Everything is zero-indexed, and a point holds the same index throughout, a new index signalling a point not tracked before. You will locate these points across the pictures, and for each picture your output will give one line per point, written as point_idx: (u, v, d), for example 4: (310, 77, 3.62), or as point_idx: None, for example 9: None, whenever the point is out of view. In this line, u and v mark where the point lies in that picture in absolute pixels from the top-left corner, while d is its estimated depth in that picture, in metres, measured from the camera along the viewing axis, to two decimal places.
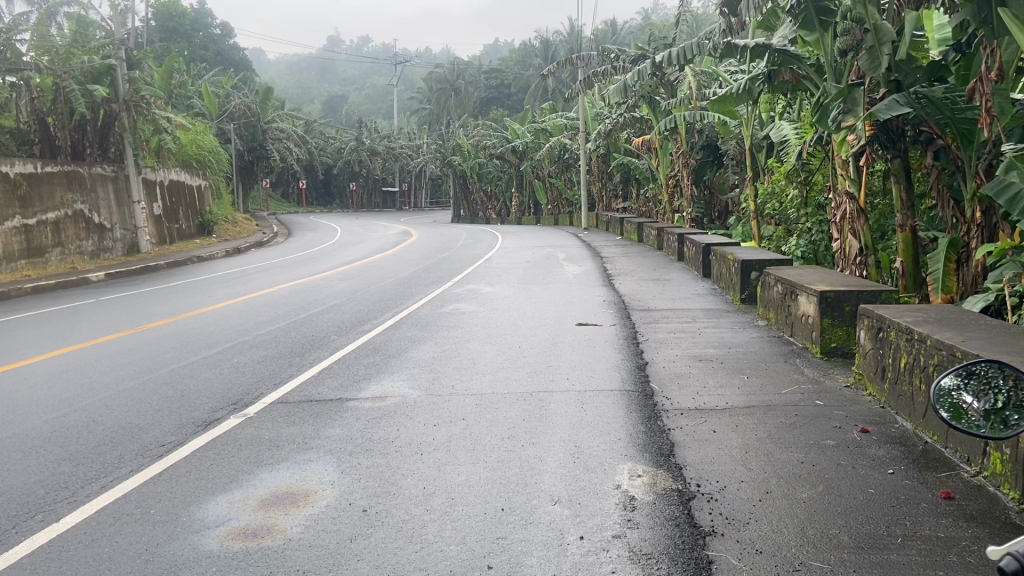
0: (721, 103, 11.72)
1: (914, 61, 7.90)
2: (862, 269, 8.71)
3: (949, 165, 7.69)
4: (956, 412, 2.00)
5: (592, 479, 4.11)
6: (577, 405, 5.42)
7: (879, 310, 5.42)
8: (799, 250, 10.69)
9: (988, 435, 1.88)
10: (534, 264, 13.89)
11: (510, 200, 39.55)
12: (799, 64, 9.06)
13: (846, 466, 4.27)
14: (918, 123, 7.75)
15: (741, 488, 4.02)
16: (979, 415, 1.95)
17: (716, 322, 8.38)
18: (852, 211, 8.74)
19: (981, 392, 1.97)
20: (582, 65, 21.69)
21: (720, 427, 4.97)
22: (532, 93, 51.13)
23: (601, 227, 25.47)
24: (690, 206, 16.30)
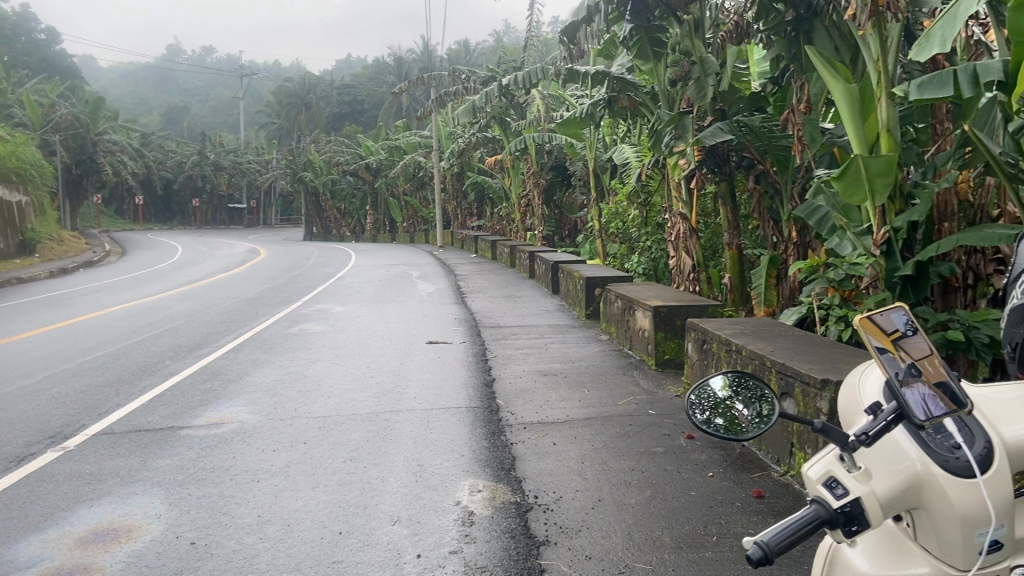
0: (567, 126, 12.19)
1: (736, 93, 8.58)
2: (695, 284, 9.45)
3: (768, 189, 8.39)
4: (730, 420, 1.90)
5: (433, 497, 4.17)
6: (422, 423, 5.47)
7: (703, 324, 5.83)
8: (640, 267, 11.32)
9: (749, 438, 1.81)
10: (386, 283, 13.83)
11: (364, 218, 39.16)
12: (636, 91, 9.66)
13: (672, 471, 4.57)
14: (741, 149, 8.40)
15: (575, 497, 4.21)
16: (747, 420, 1.86)
17: (561, 337, 8.68)
18: (685, 230, 9.40)
19: (748, 401, 1.90)
20: (434, 85, 21.91)
21: (560, 439, 5.16)
22: (387, 110, 51.03)
23: (455, 246, 25.72)
24: (541, 225, 16.83)
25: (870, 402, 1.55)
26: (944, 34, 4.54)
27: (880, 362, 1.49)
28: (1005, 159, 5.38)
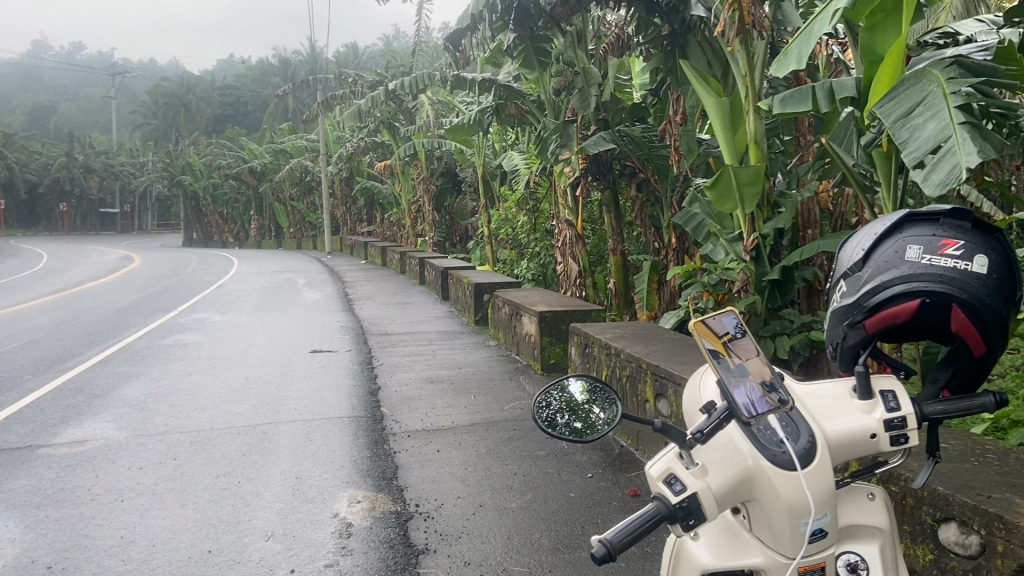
0: (455, 133, 12.22)
1: (618, 103, 8.83)
2: (581, 289, 9.66)
3: (649, 197, 8.69)
4: (588, 424, 1.91)
5: (310, 510, 4.07)
6: (303, 435, 5.34)
7: (586, 329, 5.96)
8: (529, 273, 11.48)
9: (598, 437, 1.84)
10: (270, 290, 13.43)
11: (250, 223, 37.95)
12: (522, 100, 9.80)
13: (553, 474, 4.64)
14: (623, 158, 8.65)
15: (456, 504, 4.21)
16: (601, 421, 1.89)
17: (449, 343, 8.67)
18: (571, 237, 9.58)
19: (604, 405, 1.94)
20: (320, 88, 21.52)
21: (443, 446, 5.16)
22: (273, 113, 49.72)
23: (344, 252, 25.32)
24: (431, 231, 16.78)
25: (704, 402, 1.64)
26: (801, 54, 4.83)
27: (711, 361, 1.60)
28: (859, 171, 5.73)
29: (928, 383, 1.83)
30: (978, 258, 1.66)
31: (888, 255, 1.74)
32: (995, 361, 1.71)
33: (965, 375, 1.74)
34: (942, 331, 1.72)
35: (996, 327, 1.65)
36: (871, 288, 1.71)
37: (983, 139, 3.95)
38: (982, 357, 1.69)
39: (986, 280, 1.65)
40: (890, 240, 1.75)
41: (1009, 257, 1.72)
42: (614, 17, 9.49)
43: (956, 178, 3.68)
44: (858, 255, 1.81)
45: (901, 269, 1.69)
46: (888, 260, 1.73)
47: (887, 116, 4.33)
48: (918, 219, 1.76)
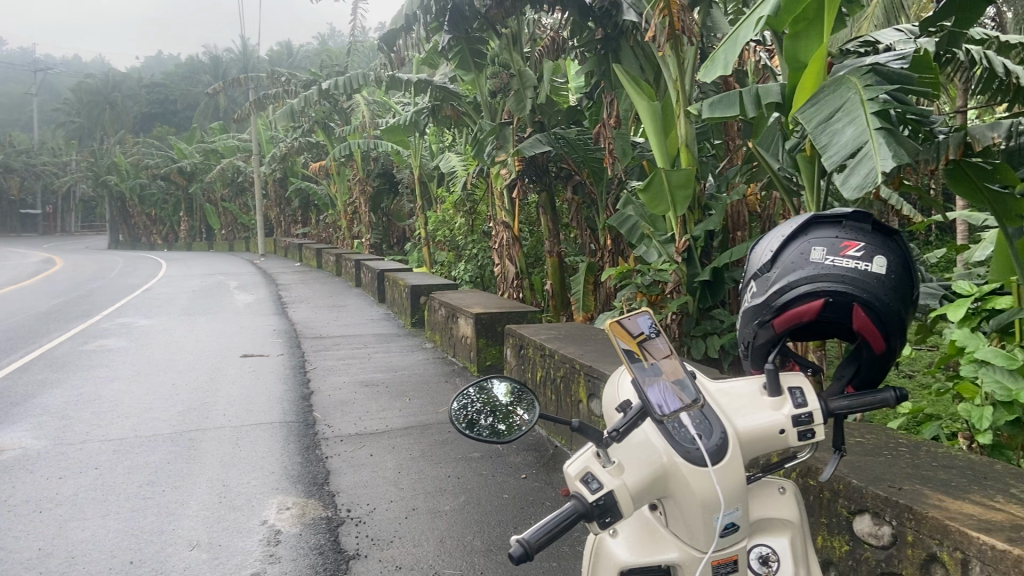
0: (391, 134, 12.14)
1: (554, 106, 8.90)
2: (518, 291, 9.70)
3: (585, 199, 8.78)
4: (507, 425, 1.91)
5: (237, 518, 3.99)
6: (231, 441, 5.22)
7: (521, 330, 5.99)
8: (466, 275, 11.47)
9: (512, 439, 1.86)
10: (200, 294, 13.10)
11: (180, 225, 36.94)
12: (458, 102, 9.80)
13: (487, 475, 4.65)
14: (558, 160, 8.72)
15: (389, 508, 4.17)
16: (520, 423, 1.91)
17: (385, 346, 8.60)
18: (508, 239, 9.61)
19: (524, 407, 1.95)
20: (253, 87, 21.10)
21: (377, 450, 5.11)
22: (204, 112, 48.53)
23: (278, 254, 24.87)
24: (368, 233, 16.63)
25: (620, 401, 1.68)
26: (726, 60, 4.92)
27: (625, 360, 1.63)
28: (784, 174, 5.88)
29: (834, 378, 1.90)
30: (877, 259, 1.74)
31: (795, 255, 1.79)
32: (893, 356, 1.79)
33: (868, 370, 1.82)
34: (845, 329, 1.79)
35: (894, 325, 1.74)
36: (779, 288, 1.77)
37: (897, 145, 4.11)
38: (882, 353, 1.77)
39: (885, 280, 1.73)
40: (796, 241, 1.81)
41: (905, 257, 1.81)
42: (550, 20, 9.56)
43: (872, 181, 3.82)
44: (766, 256, 1.86)
45: (807, 270, 1.75)
46: (794, 261, 1.78)
47: (809, 121, 4.47)
48: (822, 221, 1.82)
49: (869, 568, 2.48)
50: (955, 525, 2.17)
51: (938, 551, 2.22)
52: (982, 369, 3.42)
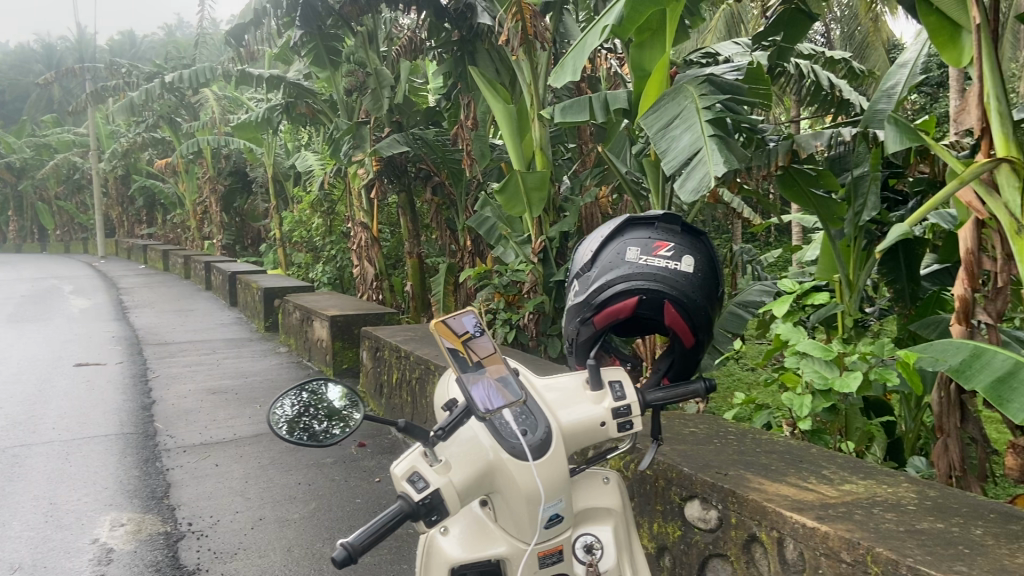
0: (243, 130, 11.67)
1: (412, 106, 8.85)
2: (378, 293, 9.57)
3: (444, 200, 8.79)
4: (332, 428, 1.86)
5: (64, 538, 3.72)
6: (61, 456, 4.85)
7: (376, 332, 5.92)
8: (325, 276, 11.21)
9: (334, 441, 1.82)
10: (30, 299, 12.09)
11: (7, 225, 33.92)
12: (313, 99, 9.55)
13: (340, 481, 4.55)
14: (417, 161, 8.67)
15: (234, 519, 4.01)
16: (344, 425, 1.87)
17: (236, 351, 8.25)
18: (366, 240, 9.46)
19: (351, 411, 1.91)
20: (90, 77, 19.71)
21: (223, 460, 4.89)
22: (35, 103, 44.84)
23: (121, 256, 23.35)
24: (219, 234, 15.91)
25: (446, 399, 1.70)
26: (575, 65, 4.96)
27: (449, 360, 1.65)
28: (632, 178, 6.08)
29: (651, 371, 2.01)
30: (685, 258, 1.86)
31: (612, 255, 1.89)
32: (701, 349, 1.91)
33: (680, 363, 1.93)
34: (658, 325, 1.90)
35: (701, 319, 1.85)
36: (598, 286, 1.86)
37: (729, 151, 4.36)
38: (692, 347, 1.89)
39: (692, 278, 1.85)
40: (614, 242, 1.92)
41: (712, 257, 1.94)
42: (407, 21, 9.51)
43: (707, 185, 4.04)
44: (587, 256, 1.95)
45: (622, 269, 1.85)
46: (610, 261, 1.88)
47: (651, 126, 4.66)
48: (636, 223, 1.95)
49: (699, 551, 2.58)
50: (772, 506, 2.30)
51: (757, 531, 2.35)
52: (803, 360, 3.68)
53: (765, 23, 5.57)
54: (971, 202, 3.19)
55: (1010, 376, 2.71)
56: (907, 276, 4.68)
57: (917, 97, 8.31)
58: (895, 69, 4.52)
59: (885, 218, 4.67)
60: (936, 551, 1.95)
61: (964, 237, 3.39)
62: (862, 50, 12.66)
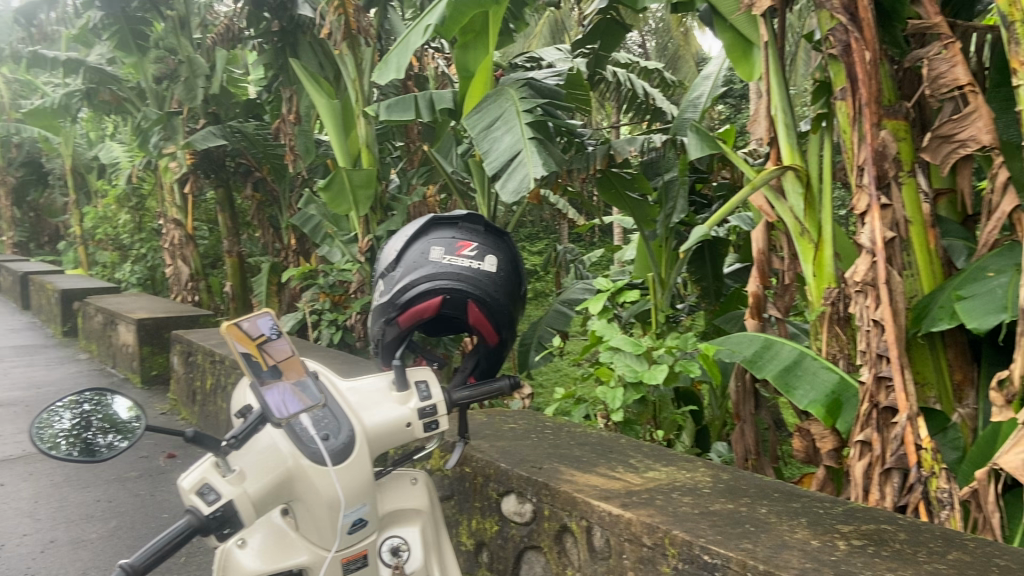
0: (36, 118, 10.60)
1: (230, 97, 8.40)
2: (194, 294, 9.02)
3: (266, 197, 8.42)
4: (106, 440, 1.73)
5: None
6: None
7: (188, 336, 5.57)
8: (134, 277, 10.42)
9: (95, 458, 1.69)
10: None
11: None
12: (118, 86, 8.83)
13: (145, 495, 4.23)
14: (236, 155, 8.24)
15: (21, 544, 3.62)
16: (115, 443, 1.72)
17: (28, 359, 7.48)
18: (181, 238, 8.88)
19: (129, 429, 1.75)
20: None
21: (8, 479, 4.41)
22: None
23: None
24: (9, 231, 14.36)
25: (241, 405, 1.65)
26: (398, 62, 4.84)
27: (243, 365, 1.57)
28: (458, 177, 6.12)
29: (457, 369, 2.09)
30: (488, 257, 1.93)
31: (416, 255, 1.92)
32: (505, 346, 2.01)
33: (485, 362, 2.03)
34: (463, 324, 1.97)
35: (503, 317, 1.94)
36: (402, 287, 1.89)
37: (547, 154, 4.48)
38: (496, 344, 1.98)
39: (495, 276, 1.92)
40: (418, 242, 1.94)
41: (514, 256, 2.02)
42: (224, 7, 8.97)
43: (527, 186, 4.13)
44: (392, 255, 1.97)
45: (426, 269, 1.88)
46: (415, 261, 1.91)
47: (473, 127, 4.68)
48: (440, 223, 1.98)
49: (514, 545, 2.59)
50: (580, 496, 2.32)
51: (568, 521, 2.37)
52: (616, 355, 3.82)
53: (584, 30, 5.67)
54: (761, 206, 3.40)
55: (796, 365, 2.99)
56: (712, 274, 5.05)
57: (723, 108, 8.90)
58: (700, 81, 4.80)
59: (692, 220, 5.02)
60: (726, 530, 2.01)
61: (757, 238, 3.60)
62: (674, 61, 13.53)
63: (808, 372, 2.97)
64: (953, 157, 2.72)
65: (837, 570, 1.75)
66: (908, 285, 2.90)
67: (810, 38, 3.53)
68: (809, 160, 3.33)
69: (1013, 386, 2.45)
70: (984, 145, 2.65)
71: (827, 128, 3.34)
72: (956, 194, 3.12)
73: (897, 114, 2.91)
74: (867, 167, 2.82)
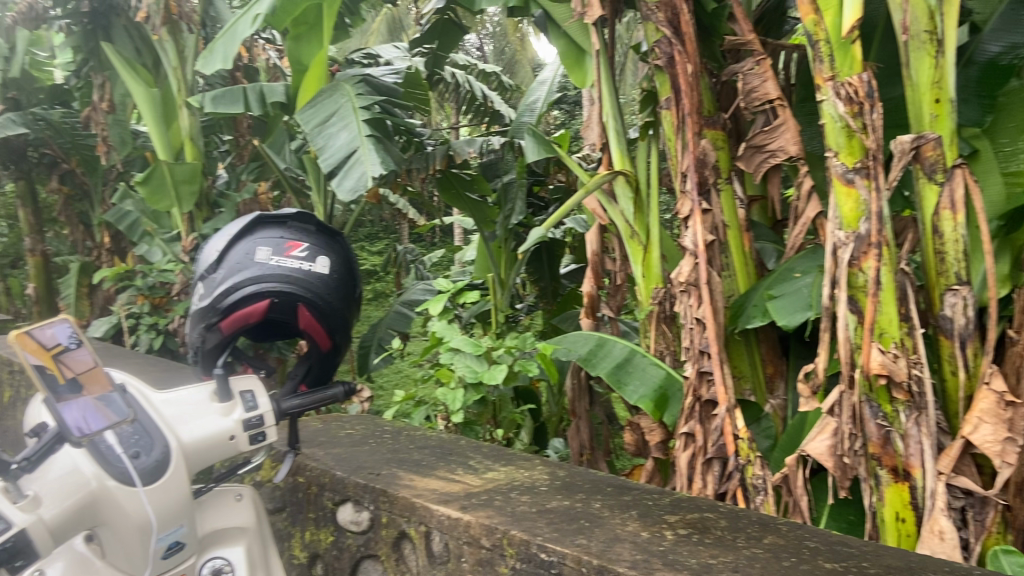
0: None
1: (31, 81, 7.59)
2: None
3: (76, 191, 7.69)
4: None
5: None
6: None
7: None
8: None
9: None
10: None
11: None
12: None
13: None
14: (39, 145, 7.46)
15: None
16: None
17: None
18: None
19: None
20: None
21: None
22: None
23: None
24: None
25: (36, 423, 1.52)
26: (226, 51, 4.56)
27: (34, 381, 1.45)
28: (291, 174, 5.90)
29: (288, 375, 2.01)
30: (319, 258, 1.85)
31: (240, 256, 1.81)
32: (339, 350, 1.95)
33: (317, 368, 1.97)
34: (294, 328, 1.88)
35: (336, 321, 1.88)
36: (224, 290, 1.78)
37: (384, 152, 4.39)
38: (329, 350, 1.92)
39: (328, 279, 1.85)
40: (242, 241, 1.83)
41: (348, 257, 1.95)
42: None
43: (365, 184, 4.03)
44: (213, 254, 1.84)
45: (251, 271, 1.78)
46: (239, 262, 1.80)
47: (307, 122, 4.50)
48: (267, 221, 1.87)
49: (350, 555, 2.50)
50: (419, 501, 2.28)
51: (406, 528, 2.31)
52: (455, 356, 3.79)
53: (422, 29, 5.57)
54: (595, 208, 3.53)
55: (626, 362, 3.10)
56: (549, 274, 5.18)
57: (559, 113, 9.13)
58: (535, 85, 4.87)
59: (529, 222, 5.13)
60: (562, 527, 2.05)
61: (589, 241, 3.72)
62: (511, 66, 13.78)
63: (638, 369, 3.09)
64: (765, 166, 2.91)
65: (665, 560, 1.81)
66: (725, 285, 3.10)
67: (637, 48, 3.66)
68: (638, 165, 3.47)
69: (817, 378, 2.55)
70: (791, 155, 2.85)
71: (654, 136, 3.49)
72: (767, 200, 3.38)
73: (716, 125, 3.09)
74: (690, 173, 2.96)
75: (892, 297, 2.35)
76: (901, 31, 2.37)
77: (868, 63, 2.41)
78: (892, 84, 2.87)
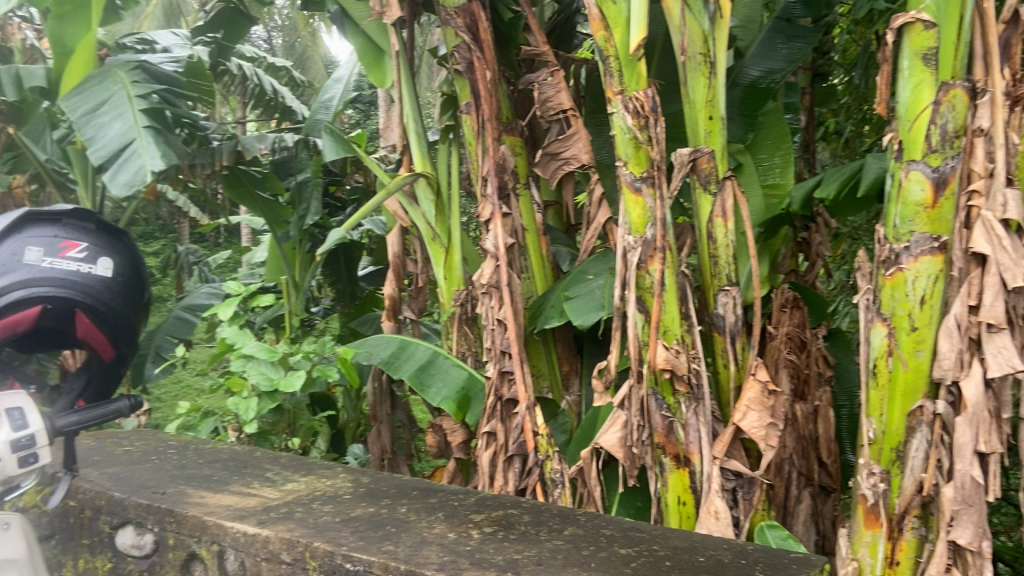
0: None
1: None
2: None
3: None
4: None
5: None
6: None
7: None
8: None
9: None
10: None
11: None
12: None
13: None
14: None
15: None
16: None
17: None
18: None
19: None
20: None
21: None
22: None
23: None
24: None
25: None
26: None
27: None
28: (52, 166, 5.26)
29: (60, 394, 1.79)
30: (101, 260, 1.68)
31: (3, 257, 1.60)
32: (122, 360, 1.79)
33: (97, 381, 1.78)
34: (68, 338, 1.68)
35: (121, 329, 1.71)
36: None
37: (165, 145, 4.05)
38: (111, 360, 1.76)
39: (111, 283, 1.68)
40: (5, 241, 1.62)
41: (133, 258, 1.79)
42: None
43: (142, 180, 3.68)
44: None
45: (19, 274, 1.58)
46: (3, 264, 1.59)
47: (73, 109, 4.05)
48: (37, 218, 1.67)
49: None
50: (212, 519, 2.12)
51: (197, 548, 2.14)
52: (248, 363, 3.57)
53: (205, 17, 5.19)
54: (396, 211, 3.50)
55: (429, 364, 3.11)
56: (347, 277, 5.01)
57: (353, 114, 8.94)
58: (331, 83, 4.71)
59: (326, 223, 4.97)
60: (368, 535, 2.00)
61: (390, 243, 3.66)
62: (303, 61, 13.30)
63: (440, 370, 3.10)
64: (560, 172, 3.03)
65: (472, 560, 1.82)
66: (525, 287, 3.20)
67: (435, 53, 3.67)
68: (439, 167, 3.47)
69: (610, 374, 2.70)
70: (583, 163, 2.98)
71: (454, 139, 3.49)
72: (561, 206, 3.53)
73: (514, 131, 3.19)
74: (490, 177, 3.02)
75: (674, 297, 2.53)
76: (679, 52, 2.54)
77: (651, 80, 2.59)
78: (671, 100, 3.12)
